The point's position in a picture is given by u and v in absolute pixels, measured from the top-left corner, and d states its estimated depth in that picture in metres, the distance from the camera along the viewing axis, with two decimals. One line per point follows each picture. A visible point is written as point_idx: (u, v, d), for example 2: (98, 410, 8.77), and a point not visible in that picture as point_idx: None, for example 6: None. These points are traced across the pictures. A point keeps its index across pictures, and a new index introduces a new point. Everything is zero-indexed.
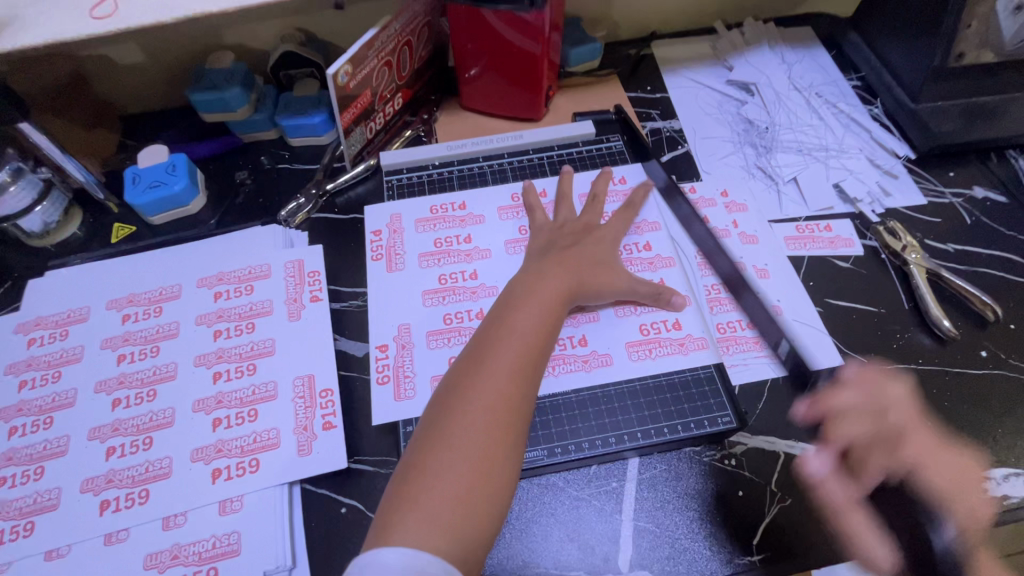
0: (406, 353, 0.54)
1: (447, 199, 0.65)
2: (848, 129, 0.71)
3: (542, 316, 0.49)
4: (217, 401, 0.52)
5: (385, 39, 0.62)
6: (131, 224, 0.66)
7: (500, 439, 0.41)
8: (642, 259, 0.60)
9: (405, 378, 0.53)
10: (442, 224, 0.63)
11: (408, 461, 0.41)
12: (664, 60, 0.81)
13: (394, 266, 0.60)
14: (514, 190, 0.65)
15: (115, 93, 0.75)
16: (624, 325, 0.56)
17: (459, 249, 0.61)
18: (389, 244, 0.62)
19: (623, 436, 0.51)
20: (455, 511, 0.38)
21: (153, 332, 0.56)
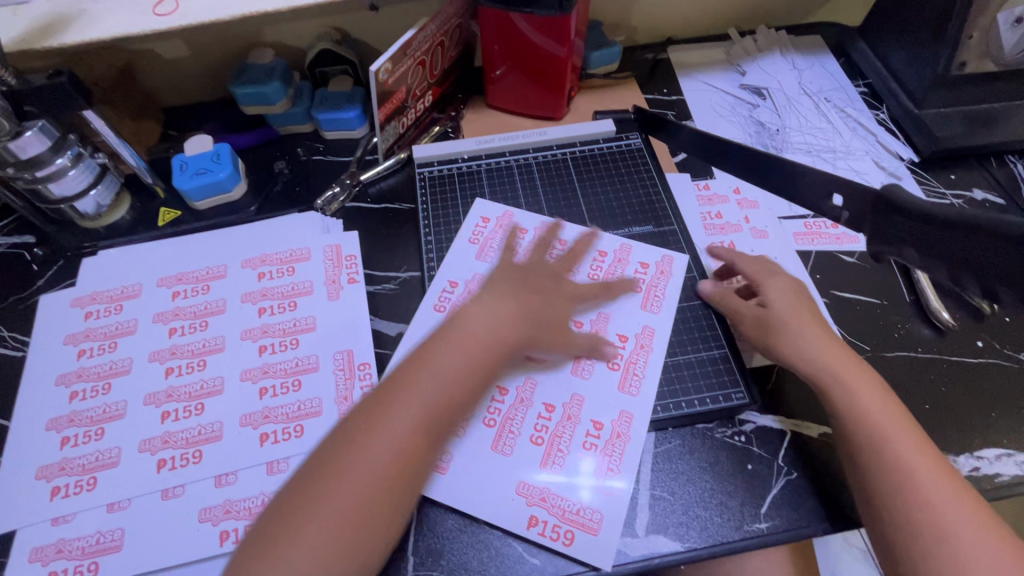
0: (523, 407, 0.54)
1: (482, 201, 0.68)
2: (855, 133, 0.74)
3: (466, 362, 0.48)
4: (264, 371, 0.55)
5: (422, 40, 0.66)
6: (176, 208, 0.70)
7: (379, 487, 0.43)
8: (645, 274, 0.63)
9: (511, 433, 0.52)
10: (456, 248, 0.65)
11: (305, 473, 0.43)
12: (680, 64, 0.85)
13: (484, 256, 0.64)
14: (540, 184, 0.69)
15: (160, 86, 0.79)
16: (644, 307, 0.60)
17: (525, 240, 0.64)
18: (461, 300, 0.61)
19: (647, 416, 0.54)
20: (325, 551, 0.40)
21: (202, 308, 0.60)
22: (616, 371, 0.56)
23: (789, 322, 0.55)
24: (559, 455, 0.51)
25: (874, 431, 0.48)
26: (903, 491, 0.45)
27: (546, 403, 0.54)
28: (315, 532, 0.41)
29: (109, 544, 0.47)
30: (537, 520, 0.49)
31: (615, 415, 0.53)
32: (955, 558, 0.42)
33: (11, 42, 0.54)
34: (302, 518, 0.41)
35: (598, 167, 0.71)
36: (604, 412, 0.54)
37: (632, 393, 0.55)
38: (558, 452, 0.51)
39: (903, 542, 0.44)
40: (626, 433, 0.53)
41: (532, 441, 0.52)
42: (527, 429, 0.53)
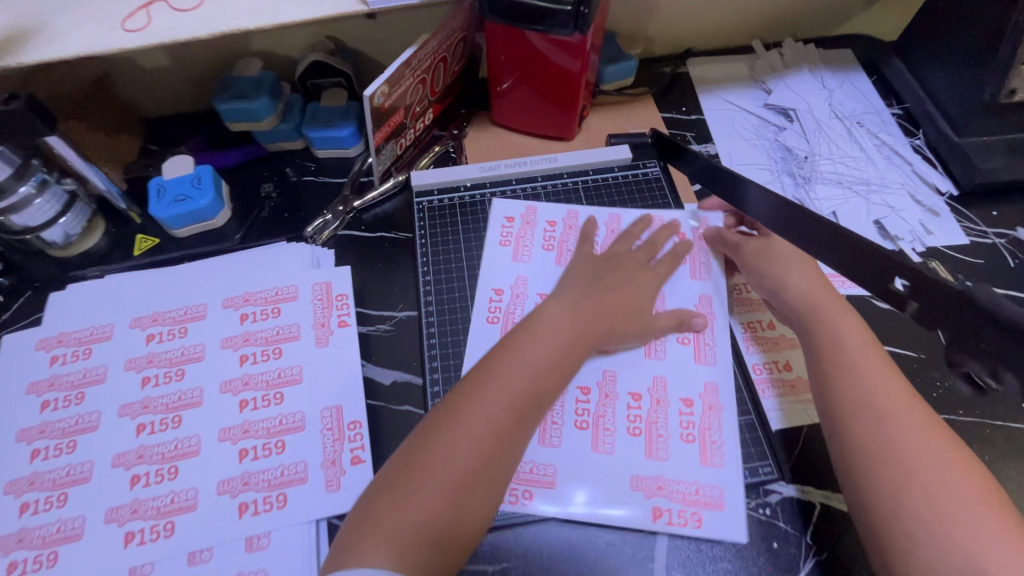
0: (609, 403, 0.53)
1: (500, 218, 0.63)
2: (890, 162, 0.69)
3: (547, 357, 0.48)
4: (244, 430, 0.50)
5: (422, 58, 0.60)
6: (154, 235, 0.64)
7: (468, 480, 0.42)
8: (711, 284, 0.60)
9: (606, 431, 0.52)
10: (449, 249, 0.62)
11: (389, 471, 0.42)
12: (700, 79, 0.79)
13: (514, 247, 0.62)
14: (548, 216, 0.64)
15: (139, 97, 0.73)
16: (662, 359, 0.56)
17: (554, 237, 0.62)
18: (511, 308, 0.58)
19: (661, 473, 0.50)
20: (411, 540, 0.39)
21: (178, 354, 0.54)
22: (689, 344, 0.56)
23: (822, 306, 0.53)
24: (660, 442, 0.51)
25: (867, 408, 0.46)
26: (893, 462, 0.43)
27: (631, 392, 0.54)
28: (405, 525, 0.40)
29: None
30: (662, 511, 0.49)
31: (701, 388, 0.54)
32: (944, 544, 0.39)
33: None
34: (397, 515, 0.40)
35: (613, 197, 0.66)
36: (691, 390, 0.54)
37: (710, 362, 0.55)
38: (658, 438, 0.52)
39: (876, 492, 0.43)
40: (717, 404, 0.54)
41: (627, 433, 0.52)
42: (620, 421, 0.52)
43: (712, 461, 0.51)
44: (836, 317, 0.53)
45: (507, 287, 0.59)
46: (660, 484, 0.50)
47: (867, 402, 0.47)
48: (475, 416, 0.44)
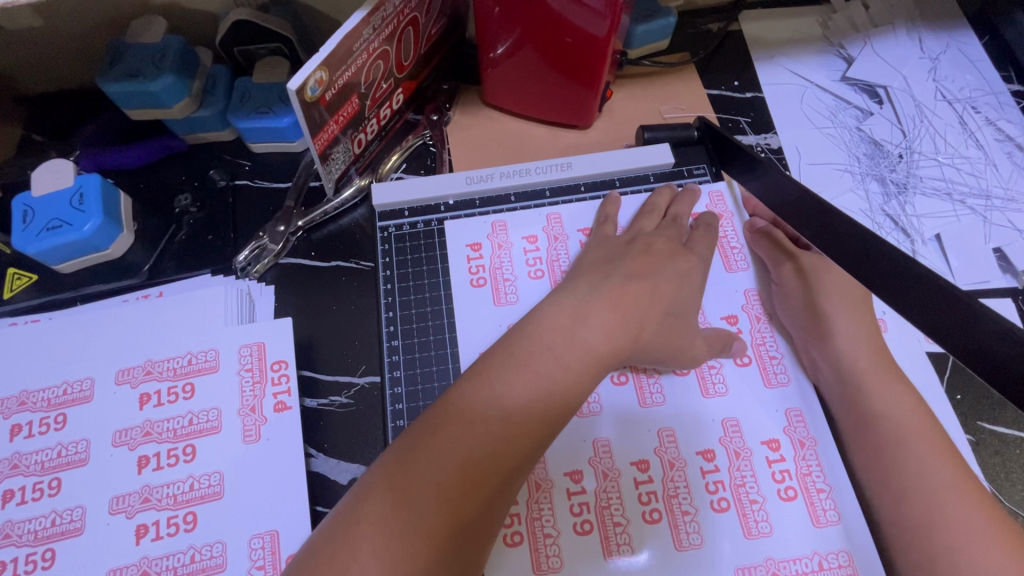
0: (678, 475, 0.38)
1: (475, 228, 0.48)
2: (1015, 163, 0.52)
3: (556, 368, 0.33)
4: (142, 573, 0.37)
5: (379, 23, 0.42)
6: (30, 271, 0.48)
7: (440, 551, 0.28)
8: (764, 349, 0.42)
9: (685, 515, 0.37)
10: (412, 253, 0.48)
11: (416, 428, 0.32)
12: (757, 41, 0.60)
13: (476, 248, 0.48)
14: (559, 232, 0.48)
15: (8, 69, 0.54)
16: (702, 420, 0.40)
17: (540, 256, 0.47)
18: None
19: None
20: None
21: (53, 456, 0.40)
22: (751, 366, 0.41)
23: (870, 364, 0.40)
24: (755, 512, 0.37)
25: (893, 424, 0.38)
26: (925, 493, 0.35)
27: (700, 449, 0.39)
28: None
29: None
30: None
31: (783, 420, 0.40)
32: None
33: None
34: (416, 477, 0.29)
35: None
36: (764, 428, 0.39)
37: (783, 383, 0.41)
38: (752, 506, 0.37)
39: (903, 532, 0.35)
40: (810, 437, 0.39)
41: (711, 509, 0.37)
42: (698, 492, 0.38)
43: (826, 519, 0.36)
44: (885, 385, 0.39)
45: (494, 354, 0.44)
46: (774, 563, 0.36)
47: (894, 417, 0.38)
48: (534, 365, 0.33)
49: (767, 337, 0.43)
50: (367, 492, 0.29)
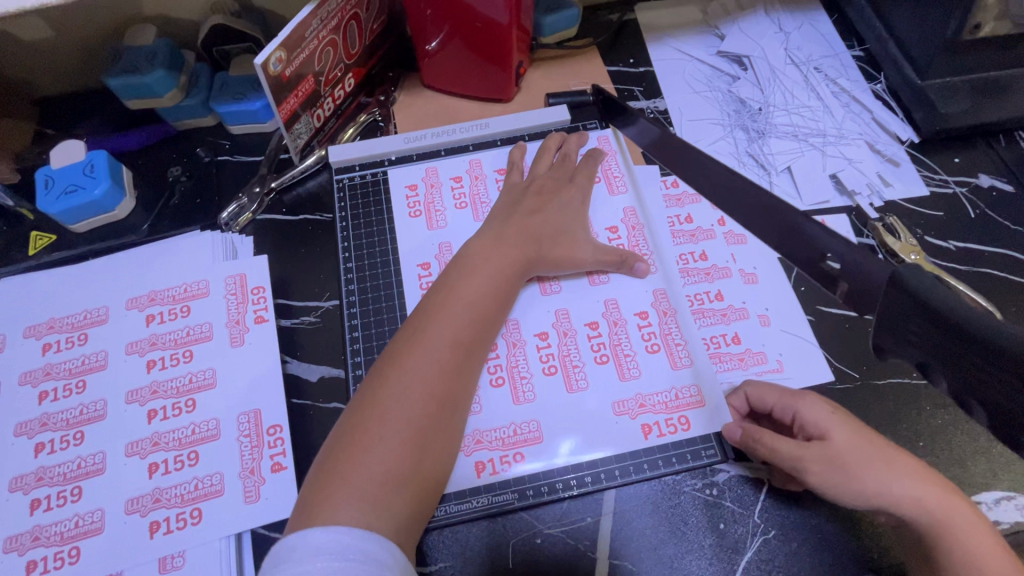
0: (570, 340, 0.51)
1: (413, 175, 0.60)
2: (847, 111, 0.65)
3: (492, 288, 0.47)
4: (154, 443, 0.47)
5: (325, 16, 0.54)
6: (51, 232, 0.59)
7: (436, 414, 0.41)
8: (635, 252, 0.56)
9: (575, 367, 0.50)
10: (364, 199, 0.59)
11: (393, 345, 0.43)
12: (650, 27, 0.73)
13: (410, 188, 0.59)
14: (483, 169, 0.60)
15: (24, 76, 0.65)
16: (593, 297, 0.53)
17: (466, 194, 0.59)
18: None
19: (600, 475, 0.47)
20: (381, 489, 0.37)
21: (78, 363, 0.50)
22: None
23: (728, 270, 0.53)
24: (628, 361, 0.51)
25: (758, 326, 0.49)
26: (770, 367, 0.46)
27: (587, 322, 0.52)
28: (374, 470, 0.37)
29: None
30: (651, 426, 0.49)
31: (652, 297, 0.54)
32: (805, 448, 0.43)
33: None
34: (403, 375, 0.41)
35: None
36: (639, 305, 0.53)
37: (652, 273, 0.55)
38: (626, 357, 0.51)
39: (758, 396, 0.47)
40: (670, 308, 0.53)
41: (595, 362, 0.51)
42: (585, 352, 0.51)
43: (681, 363, 0.51)
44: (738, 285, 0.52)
45: (430, 267, 0.55)
46: (642, 397, 0.49)
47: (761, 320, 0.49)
48: (471, 287, 0.46)
49: (640, 240, 0.57)
50: (374, 384, 0.41)
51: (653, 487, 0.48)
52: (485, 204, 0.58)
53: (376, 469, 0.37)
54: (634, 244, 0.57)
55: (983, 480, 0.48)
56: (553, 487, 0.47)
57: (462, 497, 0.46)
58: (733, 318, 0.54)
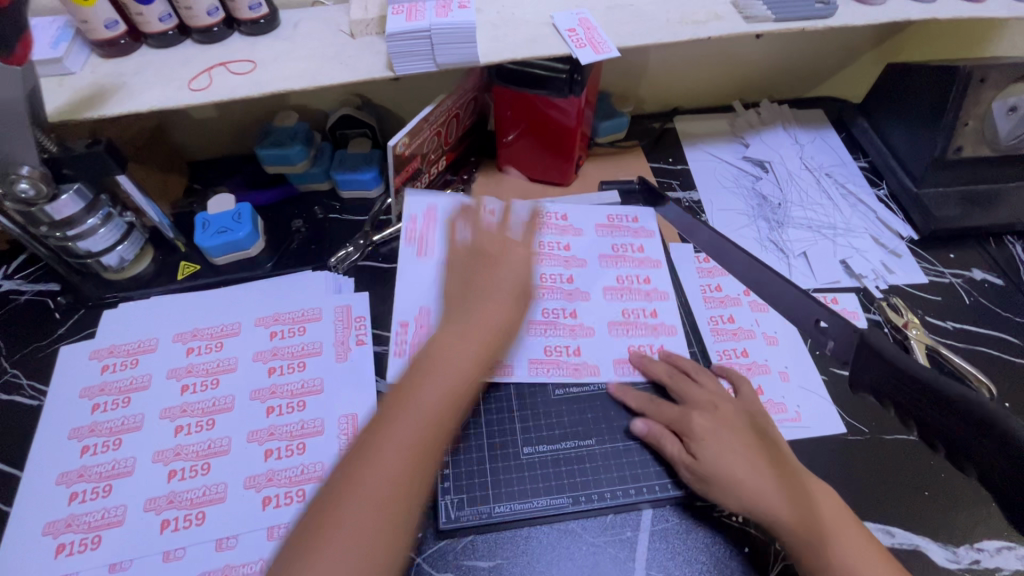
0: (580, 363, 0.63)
1: (484, 242, 0.72)
2: (854, 209, 0.77)
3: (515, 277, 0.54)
4: (270, 433, 0.57)
5: (438, 114, 0.70)
6: (196, 262, 0.73)
7: (415, 475, 0.41)
8: (640, 290, 0.69)
9: (576, 367, 0.62)
10: (469, 261, 0.71)
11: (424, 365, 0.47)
12: (686, 134, 0.88)
13: (424, 252, 0.70)
14: (543, 233, 0.73)
15: (188, 143, 0.83)
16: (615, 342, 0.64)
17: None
18: (416, 340, 0.63)
19: (642, 489, 0.55)
20: (356, 532, 0.38)
21: (214, 364, 0.61)
22: (636, 330, 0.65)
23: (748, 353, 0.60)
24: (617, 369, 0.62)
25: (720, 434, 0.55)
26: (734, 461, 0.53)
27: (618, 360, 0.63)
28: (357, 517, 0.38)
29: None
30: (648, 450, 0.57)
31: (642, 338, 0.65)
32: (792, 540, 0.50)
33: (56, 113, 0.58)
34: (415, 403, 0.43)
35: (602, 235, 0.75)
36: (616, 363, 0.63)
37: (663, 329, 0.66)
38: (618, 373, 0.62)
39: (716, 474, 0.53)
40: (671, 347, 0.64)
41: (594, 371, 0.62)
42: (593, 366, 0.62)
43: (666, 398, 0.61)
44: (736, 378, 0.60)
45: (534, 317, 0.65)
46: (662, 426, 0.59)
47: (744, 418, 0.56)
48: (482, 301, 0.51)
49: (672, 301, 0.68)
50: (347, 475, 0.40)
51: (687, 509, 0.55)
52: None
53: (361, 507, 0.39)
54: (620, 272, 0.70)
55: (985, 530, 0.54)
56: (602, 496, 0.55)
57: (525, 499, 0.54)
58: (758, 373, 0.63)
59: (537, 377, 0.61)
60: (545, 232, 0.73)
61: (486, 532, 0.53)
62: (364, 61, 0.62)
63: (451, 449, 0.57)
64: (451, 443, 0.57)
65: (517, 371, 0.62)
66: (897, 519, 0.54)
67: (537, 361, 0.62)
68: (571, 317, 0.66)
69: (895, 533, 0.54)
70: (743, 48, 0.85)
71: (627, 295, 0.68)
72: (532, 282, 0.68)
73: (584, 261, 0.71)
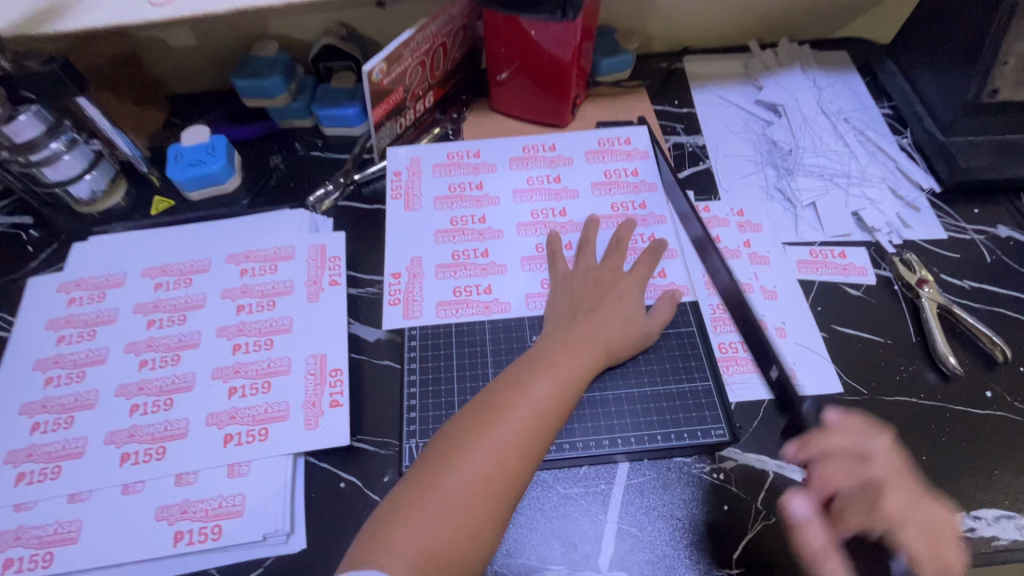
0: None
1: (467, 178, 0.68)
2: (872, 158, 0.71)
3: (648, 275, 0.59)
4: (235, 370, 0.55)
5: (421, 40, 0.65)
6: (170, 198, 0.70)
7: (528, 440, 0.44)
8: (637, 216, 0.65)
9: None
10: (459, 203, 0.66)
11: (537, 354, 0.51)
12: (695, 75, 0.82)
13: (411, 206, 0.66)
14: (529, 174, 0.68)
15: (165, 74, 0.79)
16: None
17: (473, 228, 0.64)
18: (410, 289, 0.61)
19: (617, 440, 0.52)
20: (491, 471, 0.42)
21: (181, 301, 0.59)
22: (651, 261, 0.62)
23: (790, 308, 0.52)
24: None
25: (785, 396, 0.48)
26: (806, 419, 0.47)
27: None
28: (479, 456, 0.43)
29: (66, 535, 0.47)
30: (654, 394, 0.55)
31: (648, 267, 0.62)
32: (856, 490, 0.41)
33: (10, 26, 0.54)
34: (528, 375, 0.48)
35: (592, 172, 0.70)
36: None
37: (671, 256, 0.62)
38: None
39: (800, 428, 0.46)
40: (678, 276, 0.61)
41: None
42: None
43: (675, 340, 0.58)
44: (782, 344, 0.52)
45: (527, 254, 0.63)
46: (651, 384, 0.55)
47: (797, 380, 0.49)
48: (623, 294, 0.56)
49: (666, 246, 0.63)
50: (410, 487, 0.42)
51: (661, 464, 0.52)
52: (459, 202, 0.66)
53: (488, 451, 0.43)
54: (614, 199, 0.66)
55: (985, 499, 0.51)
56: (575, 445, 0.52)
57: None
58: (752, 327, 0.59)
59: (536, 312, 0.59)
60: (529, 165, 0.69)
61: None
62: None
63: (420, 392, 0.55)
64: (420, 386, 0.55)
65: (511, 302, 0.60)
66: None
67: (535, 295, 0.60)
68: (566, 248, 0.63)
69: None
70: None
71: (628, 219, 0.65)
72: (515, 221, 0.65)
73: (576, 192, 0.67)
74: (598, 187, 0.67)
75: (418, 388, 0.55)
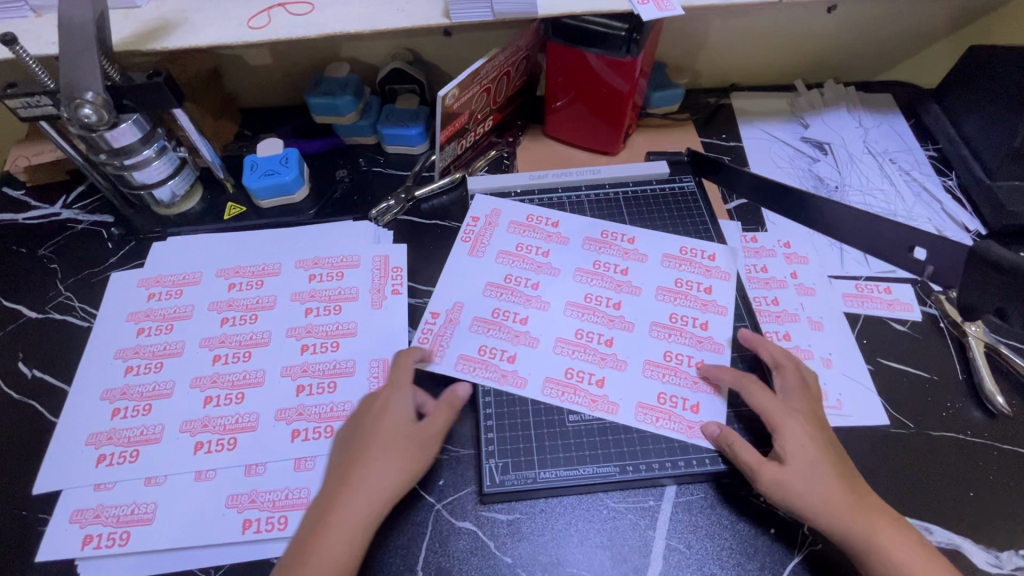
0: (608, 351, 0.60)
1: (545, 213, 0.71)
2: (918, 198, 0.73)
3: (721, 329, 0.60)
4: (303, 369, 0.58)
5: (489, 69, 0.68)
6: (242, 204, 0.74)
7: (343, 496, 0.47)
8: (701, 264, 0.67)
9: (600, 351, 0.60)
10: (531, 232, 0.70)
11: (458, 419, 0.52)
12: (742, 111, 0.85)
13: (475, 252, 0.68)
14: (607, 226, 0.70)
15: (242, 89, 0.85)
16: (655, 308, 0.63)
17: (533, 258, 0.67)
18: (442, 333, 0.61)
19: (692, 462, 0.54)
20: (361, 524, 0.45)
21: (253, 301, 0.63)
22: (672, 320, 0.62)
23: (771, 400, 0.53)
24: (667, 369, 0.59)
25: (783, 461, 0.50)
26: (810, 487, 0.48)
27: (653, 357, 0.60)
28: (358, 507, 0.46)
29: (141, 516, 0.50)
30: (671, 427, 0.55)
31: (669, 318, 0.62)
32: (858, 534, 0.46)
33: (121, 42, 0.59)
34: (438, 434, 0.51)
35: (651, 207, 0.72)
36: (649, 353, 0.60)
37: (714, 310, 0.63)
38: (671, 368, 0.59)
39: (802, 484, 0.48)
40: (707, 338, 0.61)
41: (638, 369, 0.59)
42: (627, 353, 0.60)
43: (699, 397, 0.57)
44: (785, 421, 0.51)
45: (575, 299, 0.64)
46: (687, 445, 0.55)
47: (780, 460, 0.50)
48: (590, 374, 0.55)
49: (705, 282, 0.65)
50: (318, 525, 0.45)
51: (711, 486, 0.53)
52: (530, 231, 0.70)
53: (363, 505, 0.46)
54: (687, 243, 0.68)
55: None
56: (650, 466, 0.54)
57: (568, 464, 0.54)
58: (800, 356, 0.60)
59: (559, 356, 0.60)
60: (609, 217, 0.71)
61: (513, 494, 0.53)
62: (419, 8, 0.61)
63: (496, 407, 0.57)
64: (495, 406, 0.57)
65: (542, 339, 0.61)
66: (939, 517, 0.52)
67: (564, 341, 0.61)
68: (614, 306, 0.63)
69: (933, 531, 0.51)
70: (812, 22, 0.80)
71: (687, 268, 0.66)
72: (576, 265, 0.67)
73: (644, 255, 0.68)
74: (674, 271, 0.66)
75: (493, 401, 0.57)
